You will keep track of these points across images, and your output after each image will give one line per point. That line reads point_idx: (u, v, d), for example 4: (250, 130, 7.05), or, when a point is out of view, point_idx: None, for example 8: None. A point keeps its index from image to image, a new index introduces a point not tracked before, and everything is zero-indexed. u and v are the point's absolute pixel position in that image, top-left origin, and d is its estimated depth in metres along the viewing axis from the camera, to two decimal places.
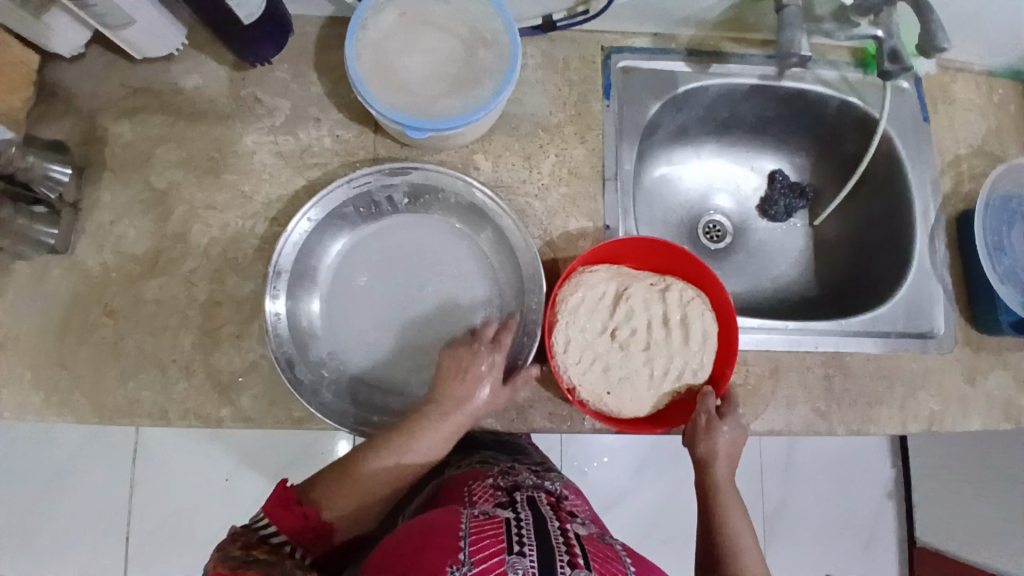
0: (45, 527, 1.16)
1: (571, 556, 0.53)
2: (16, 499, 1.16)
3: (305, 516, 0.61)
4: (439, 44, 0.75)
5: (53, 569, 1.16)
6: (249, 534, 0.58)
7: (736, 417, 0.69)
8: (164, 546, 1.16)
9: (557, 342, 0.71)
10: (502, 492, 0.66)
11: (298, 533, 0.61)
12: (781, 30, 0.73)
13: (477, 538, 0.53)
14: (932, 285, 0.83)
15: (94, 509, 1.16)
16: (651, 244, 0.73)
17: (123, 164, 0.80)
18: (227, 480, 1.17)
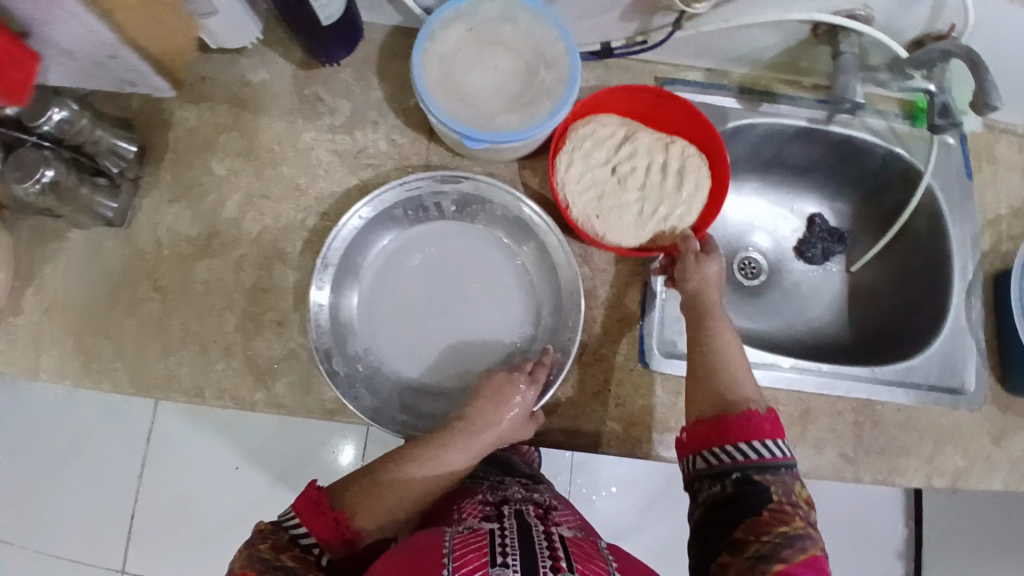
0: (53, 498, 1.16)
1: (554, 560, 0.52)
2: (24, 469, 1.15)
3: (335, 520, 0.62)
4: (503, 62, 0.78)
5: (60, 539, 1.17)
6: (280, 532, 0.59)
7: (717, 254, 0.75)
8: (170, 528, 1.16)
9: (562, 161, 0.79)
10: (490, 504, 0.64)
11: (326, 536, 0.61)
12: (837, 74, 0.78)
13: (462, 555, 0.53)
14: (967, 342, 0.84)
15: (100, 485, 1.15)
16: (657, 100, 0.80)
17: (186, 147, 0.83)
18: (236, 468, 1.15)
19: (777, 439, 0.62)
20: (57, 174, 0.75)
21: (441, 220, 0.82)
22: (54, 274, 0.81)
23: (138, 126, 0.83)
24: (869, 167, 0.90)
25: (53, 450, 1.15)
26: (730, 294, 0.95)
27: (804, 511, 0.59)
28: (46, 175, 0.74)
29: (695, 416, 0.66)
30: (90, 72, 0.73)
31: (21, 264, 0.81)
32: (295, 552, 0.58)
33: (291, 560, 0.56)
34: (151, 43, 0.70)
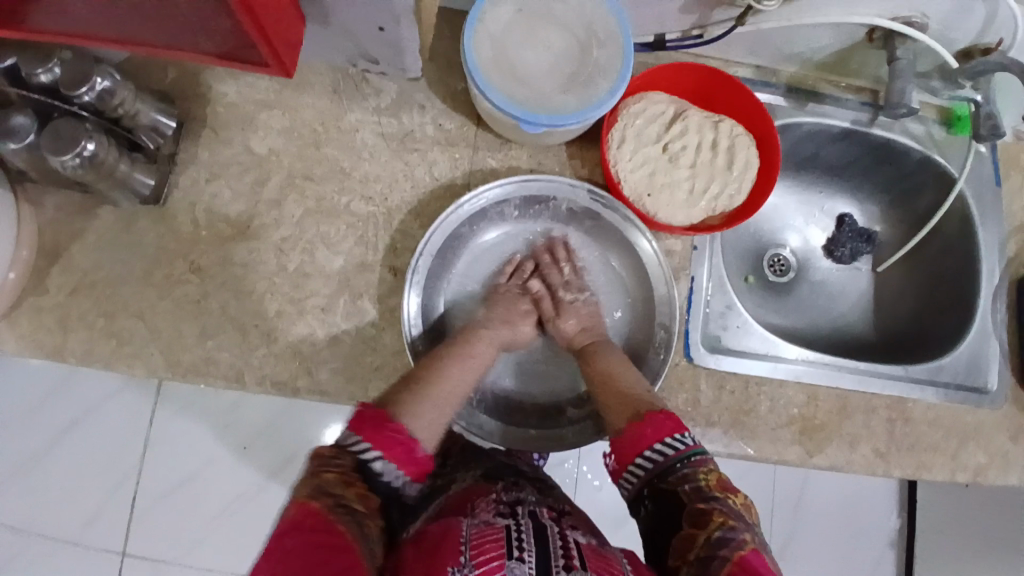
0: (39, 484, 1.08)
1: (567, 559, 0.52)
2: (14, 451, 1.09)
3: (396, 432, 0.57)
4: (556, 42, 0.74)
5: (39, 530, 1.08)
6: (344, 457, 0.55)
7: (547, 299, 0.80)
8: (166, 517, 1.10)
9: (614, 138, 0.79)
10: (503, 502, 0.61)
11: (391, 449, 0.56)
12: (891, 80, 0.79)
13: (479, 543, 0.52)
14: (989, 344, 0.87)
15: (91, 470, 1.08)
16: (709, 75, 0.80)
17: (226, 124, 0.80)
18: (244, 448, 1.10)
19: (678, 435, 0.62)
20: (96, 148, 0.68)
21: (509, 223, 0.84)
22: (83, 251, 0.77)
23: (176, 100, 0.80)
24: (904, 170, 0.93)
25: (47, 434, 1.08)
26: (761, 290, 0.97)
27: (723, 502, 0.57)
28: (88, 148, 0.67)
29: (620, 425, 0.66)
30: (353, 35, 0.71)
31: (45, 240, 0.77)
32: (361, 489, 0.54)
33: (357, 500, 0.53)
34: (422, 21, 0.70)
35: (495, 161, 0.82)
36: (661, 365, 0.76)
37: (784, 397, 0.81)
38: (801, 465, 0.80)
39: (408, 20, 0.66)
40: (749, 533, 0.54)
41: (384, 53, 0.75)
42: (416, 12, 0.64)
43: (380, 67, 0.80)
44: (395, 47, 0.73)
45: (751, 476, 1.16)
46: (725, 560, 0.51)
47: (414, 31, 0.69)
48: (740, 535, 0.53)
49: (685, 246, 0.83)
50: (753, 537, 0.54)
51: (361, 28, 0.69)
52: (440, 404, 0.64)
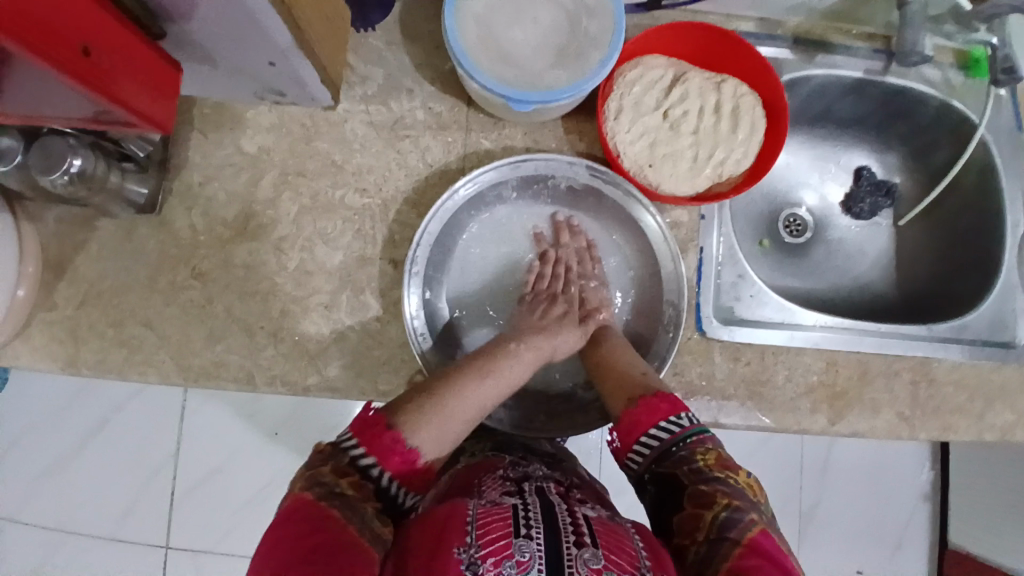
0: (74, 485, 1.11)
1: (577, 536, 0.51)
2: (47, 455, 1.12)
3: (395, 441, 0.57)
4: (542, 13, 0.71)
5: (79, 527, 1.12)
6: (339, 457, 0.56)
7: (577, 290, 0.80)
8: (197, 511, 1.12)
9: (611, 108, 0.75)
10: (510, 480, 0.61)
11: (388, 457, 0.56)
12: (902, 27, 0.76)
13: (485, 523, 0.51)
14: (1017, 297, 0.83)
15: (122, 470, 1.11)
16: (708, 34, 0.76)
17: (214, 124, 0.79)
18: (274, 433, 1.11)
19: (674, 417, 0.62)
20: (85, 163, 0.67)
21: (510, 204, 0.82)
22: (87, 263, 0.77)
23: None
24: (921, 120, 0.88)
25: (79, 437, 1.11)
26: (776, 253, 0.94)
27: (724, 482, 0.57)
28: (75, 165, 0.66)
29: (617, 410, 0.65)
30: (239, 69, 0.65)
31: (49, 255, 0.77)
32: (355, 478, 0.55)
33: (350, 488, 0.54)
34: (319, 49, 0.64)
35: (490, 142, 0.80)
36: (673, 341, 0.75)
37: (802, 366, 0.78)
38: (822, 434, 0.79)
39: (297, 55, 0.61)
40: (755, 513, 0.54)
41: (290, 86, 0.71)
42: (302, 43, 0.58)
43: (287, 98, 0.76)
44: (298, 80, 0.69)
45: (775, 441, 1.15)
46: (735, 544, 0.52)
47: (311, 64, 0.64)
48: (746, 517, 0.54)
49: (692, 217, 0.80)
50: (760, 517, 0.54)
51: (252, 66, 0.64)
52: (452, 420, 0.61)
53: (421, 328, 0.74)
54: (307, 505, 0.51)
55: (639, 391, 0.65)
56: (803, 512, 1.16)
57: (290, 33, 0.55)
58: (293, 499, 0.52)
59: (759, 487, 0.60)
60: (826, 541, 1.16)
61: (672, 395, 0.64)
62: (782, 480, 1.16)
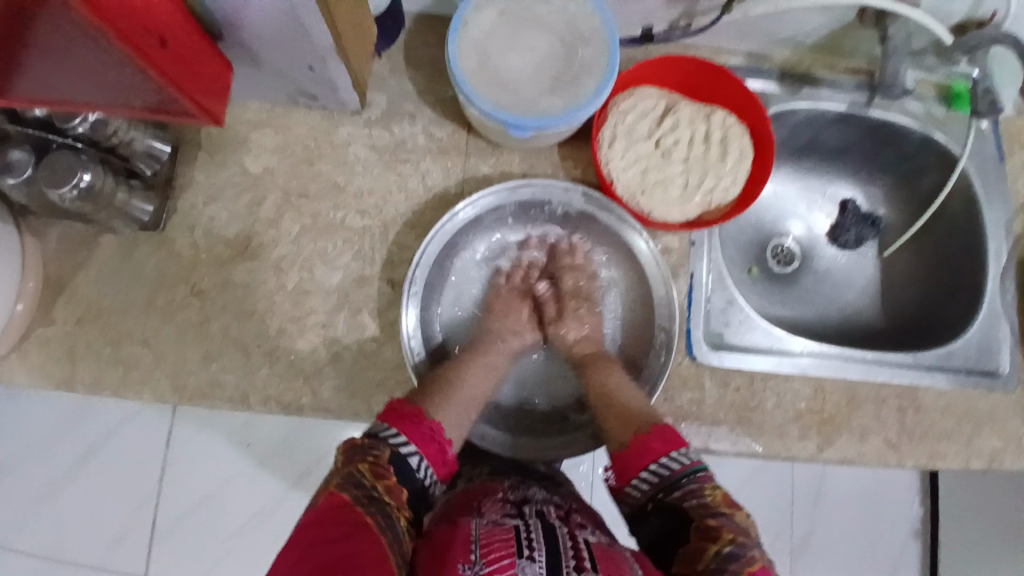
0: (60, 505, 1.10)
1: (578, 560, 0.51)
2: (33, 474, 1.10)
3: (430, 431, 0.62)
4: (540, 42, 0.74)
5: (64, 548, 1.10)
6: (382, 449, 0.58)
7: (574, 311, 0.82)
8: (185, 532, 1.10)
9: (604, 137, 0.78)
10: (510, 502, 0.62)
11: (426, 445, 0.61)
12: (885, 60, 0.81)
13: (488, 542, 0.52)
14: (1000, 327, 0.85)
15: (110, 490, 1.10)
16: (699, 66, 0.79)
17: (219, 146, 0.80)
18: (248, 448, 1.10)
19: (674, 453, 0.62)
20: (93, 178, 0.69)
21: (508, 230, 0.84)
22: (86, 284, 0.78)
23: None
24: (905, 151, 0.91)
25: (67, 457, 1.10)
26: (765, 281, 0.96)
27: (730, 518, 0.56)
28: (84, 179, 0.68)
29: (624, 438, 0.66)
30: (272, 73, 0.68)
31: (51, 273, 0.78)
32: (391, 482, 0.56)
33: (387, 493, 0.54)
34: (353, 56, 0.67)
35: (488, 167, 0.82)
36: (664, 366, 0.76)
37: (791, 391, 0.80)
38: (812, 460, 0.80)
39: (335, 59, 0.63)
40: (759, 551, 0.55)
41: (320, 89, 0.73)
42: (340, 51, 0.61)
43: (318, 101, 0.79)
44: (330, 83, 0.71)
45: (766, 472, 1.16)
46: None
47: (344, 69, 0.67)
48: (748, 553, 0.54)
49: (683, 243, 0.82)
50: (762, 555, 0.54)
51: (290, 68, 0.66)
52: (462, 409, 0.69)
53: (416, 347, 0.75)
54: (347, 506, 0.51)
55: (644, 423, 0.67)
56: (794, 542, 1.16)
57: (333, 40, 0.58)
58: (335, 496, 0.53)
59: None
60: (818, 573, 1.16)
61: (669, 427, 0.66)
62: (774, 510, 1.15)
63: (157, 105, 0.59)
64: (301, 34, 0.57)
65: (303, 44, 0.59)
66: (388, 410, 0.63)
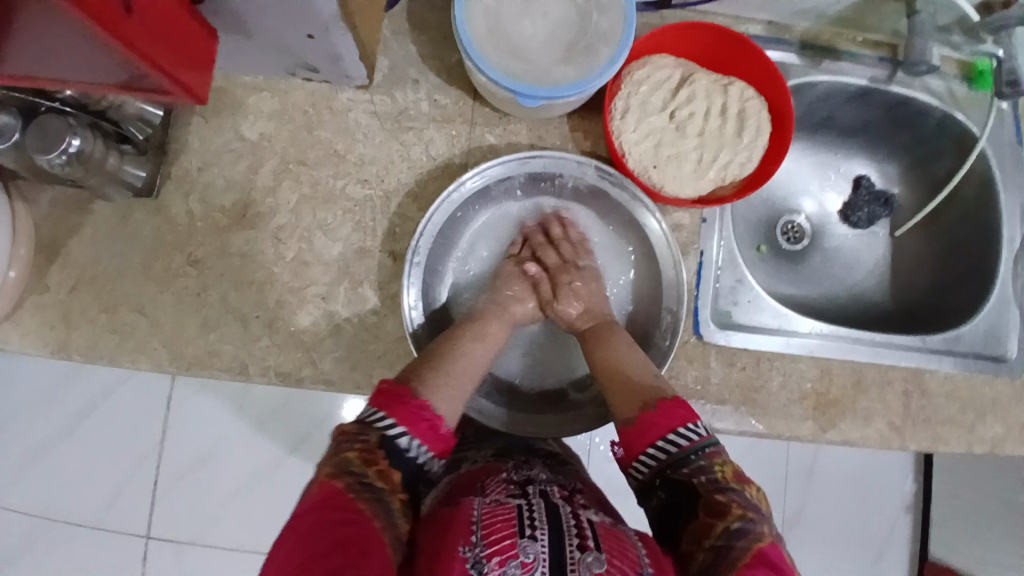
0: (58, 468, 1.10)
1: (581, 538, 0.51)
2: (31, 437, 1.10)
3: (420, 408, 0.59)
4: (554, 8, 0.70)
5: (63, 511, 1.10)
6: (369, 434, 0.55)
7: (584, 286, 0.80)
8: (183, 497, 1.11)
9: (617, 108, 0.75)
10: (514, 482, 0.61)
11: (415, 425, 0.57)
12: (911, 35, 0.77)
13: (490, 523, 0.52)
14: (1010, 313, 0.84)
15: (108, 454, 1.10)
16: (718, 35, 0.76)
17: (215, 109, 0.77)
18: (247, 416, 1.10)
19: (692, 424, 0.61)
20: (83, 143, 0.66)
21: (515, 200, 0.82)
22: (80, 247, 0.76)
23: None
24: (925, 130, 0.89)
25: (66, 421, 1.10)
26: (774, 259, 0.95)
27: (740, 494, 0.56)
28: (73, 145, 0.65)
29: (629, 412, 0.64)
30: (276, 45, 0.65)
31: (42, 237, 0.76)
32: (382, 466, 0.54)
33: (379, 479, 0.53)
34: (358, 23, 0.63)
35: (494, 137, 0.79)
36: (669, 349, 0.74)
37: (796, 373, 0.79)
38: (814, 440, 0.79)
39: (342, 28, 0.60)
40: (766, 526, 0.54)
41: (323, 62, 0.70)
42: (346, 17, 0.58)
43: (320, 73, 0.75)
44: (335, 56, 0.68)
45: (762, 447, 1.16)
46: (743, 551, 0.52)
47: (349, 39, 0.63)
48: (757, 528, 0.54)
49: (693, 220, 0.80)
50: (770, 529, 0.54)
51: (287, 35, 0.63)
52: (462, 381, 0.65)
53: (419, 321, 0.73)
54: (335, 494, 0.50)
55: (654, 395, 0.64)
56: (786, 518, 1.17)
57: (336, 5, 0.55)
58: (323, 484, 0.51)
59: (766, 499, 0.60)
60: (808, 546, 1.18)
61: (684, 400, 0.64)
62: (770, 485, 1.16)
63: (130, 86, 0.53)
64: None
65: (305, 10, 0.55)
66: (378, 391, 0.59)
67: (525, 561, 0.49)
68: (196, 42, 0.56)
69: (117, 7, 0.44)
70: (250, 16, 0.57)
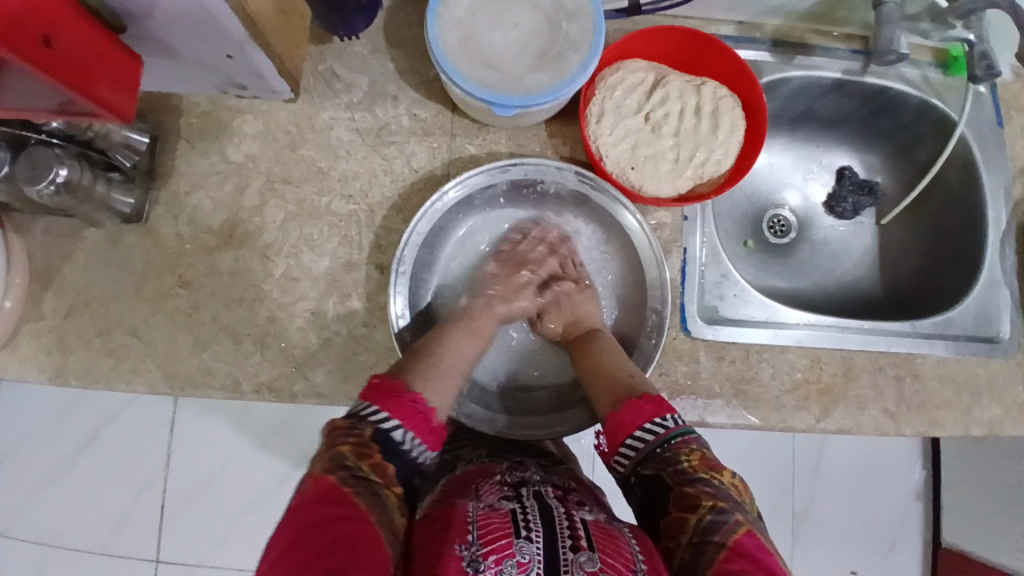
0: (63, 498, 1.11)
1: (575, 539, 0.51)
2: (36, 468, 1.11)
3: (413, 401, 0.61)
4: (524, 18, 0.72)
5: (69, 540, 1.11)
6: (362, 428, 0.57)
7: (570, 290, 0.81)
8: (188, 521, 1.11)
9: (592, 112, 0.76)
10: (507, 484, 0.61)
11: (410, 417, 0.60)
12: (878, 26, 0.78)
13: (485, 524, 0.52)
14: (1001, 294, 0.84)
15: (112, 481, 1.10)
16: (688, 37, 0.77)
17: (200, 133, 0.79)
18: (250, 437, 1.11)
19: (659, 418, 0.63)
20: (70, 172, 0.68)
21: (498, 207, 0.83)
22: (73, 273, 0.77)
23: (147, 114, 0.79)
24: (902, 118, 0.89)
25: (69, 451, 1.10)
26: (762, 253, 0.95)
27: (709, 483, 0.57)
28: (61, 175, 0.67)
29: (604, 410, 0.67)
30: (200, 64, 0.67)
31: (36, 265, 0.77)
32: (376, 459, 0.55)
33: (373, 472, 0.54)
34: (274, 40, 0.65)
35: (475, 147, 0.81)
36: (657, 347, 0.75)
37: (787, 364, 0.79)
38: (810, 431, 0.79)
39: (254, 46, 0.62)
40: (739, 514, 0.55)
41: (249, 79, 0.72)
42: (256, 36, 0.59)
43: (249, 90, 0.77)
44: (258, 73, 0.70)
45: (768, 442, 1.15)
46: (719, 547, 0.53)
47: (266, 57, 0.65)
48: (731, 519, 0.54)
49: (675, 218, 0.80)
50: (743, 516, 0.55)
51: (212, 58, 0.65)
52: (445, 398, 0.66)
53: (406, 330, 0.74)
54: (330, 490, 0.51)
55: (622, 392, 0.66)
56: (795, 515, 1.16)
57: (243, 24, 0.56)
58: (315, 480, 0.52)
59: (743, 487, 0.60)
60: (819, 542, 1.16)
61: (658, 396, 0.65)
62: (776, 479, 1.16)
63: (65, 111, 0.52)
64: (210, 18, 0.55)
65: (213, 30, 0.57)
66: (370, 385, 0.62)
67: (521, 561, 0.49)
68: (136, 74, 0.58)
69: (35, 36, 0.45)
70: (175, 42, 0.60)
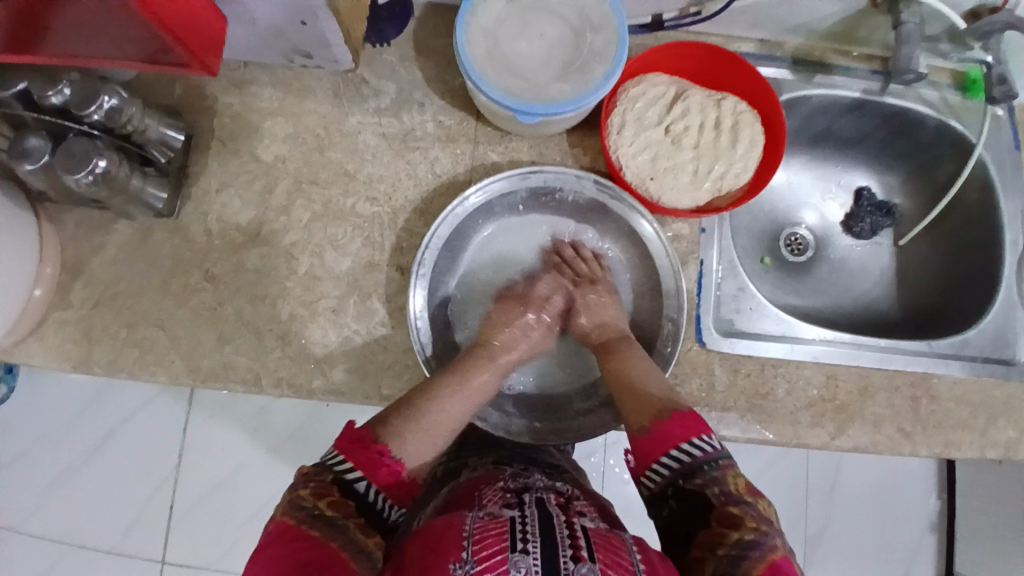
0: (77, 491, 1.12)
1: (574, 550, 0.51)
2: (53, 460, 1.12)
3: (380, 453, 0.61)
4: (551, 31, 0.74)
5: (80, 534, 1.12)
6: (324, 474, 0.57)
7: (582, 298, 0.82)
8: (198, 519, 1.12)
9: (614, 123, 0.78)
10: (510, 491, 0.62)
11: (375, 469, 0.60)
12: (899, 45, 0.78)
13: (481, 537, 0.51)
14: (1017, 315, 0.84)
15: (127, 476, 1.12)
16: (710, 53, 0.79)
17: (232, 134, 0.82)
18: (264, 437, 1.12)
19: (700, 438, 0.62)
20: (108, 165, 0.70)
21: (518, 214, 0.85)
22: (103, 266, 0.80)
23: (183, 114, 0.82)
24: (920, 139, 0.90)
25: (85, 446, 1.12)
26: (777, 270, 0.96)
27: (752, 506, 0.57)
28: (99, 166, 0.68)
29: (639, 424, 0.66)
30: (275, 31, 0.70)
31: (68, 257, 0.80)
32: (333, 496, 0.55)
33: (329, 508, 0.54)
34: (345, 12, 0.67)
35: (497, 154, 0.83)
36: (671, 356, 0.76)
37: (802, 378, 0.79)
38: (824, 448, 0.79)
39: (328, 14, 0.64)
40: (781, 539, 0.55)
41: (313, 46, 0.74)
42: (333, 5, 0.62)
43: (313, 60, 0.79)
44: (325, 40, 0.72)
45: (781, 462, 1.14)
46: (759, 565, 0.52)
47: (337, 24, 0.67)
48: (772, 541, 0.54)
49: (693, 230, 0.81)
50: (783, 543, 0.55)
51: (285, 25, 0.68)
52: (434, 427, 0.66)
53: (424, 330, 0.75)
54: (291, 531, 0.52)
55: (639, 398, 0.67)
56: (807, 539, 1.15)
57: None
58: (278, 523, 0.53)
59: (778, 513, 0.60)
60: (831, 568, 1.15)
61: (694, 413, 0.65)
62: (788, 503, 1.14)
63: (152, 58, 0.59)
64: None
65: None
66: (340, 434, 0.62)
67: (517, 575, 0.48)
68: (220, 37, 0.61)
69: None
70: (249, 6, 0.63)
